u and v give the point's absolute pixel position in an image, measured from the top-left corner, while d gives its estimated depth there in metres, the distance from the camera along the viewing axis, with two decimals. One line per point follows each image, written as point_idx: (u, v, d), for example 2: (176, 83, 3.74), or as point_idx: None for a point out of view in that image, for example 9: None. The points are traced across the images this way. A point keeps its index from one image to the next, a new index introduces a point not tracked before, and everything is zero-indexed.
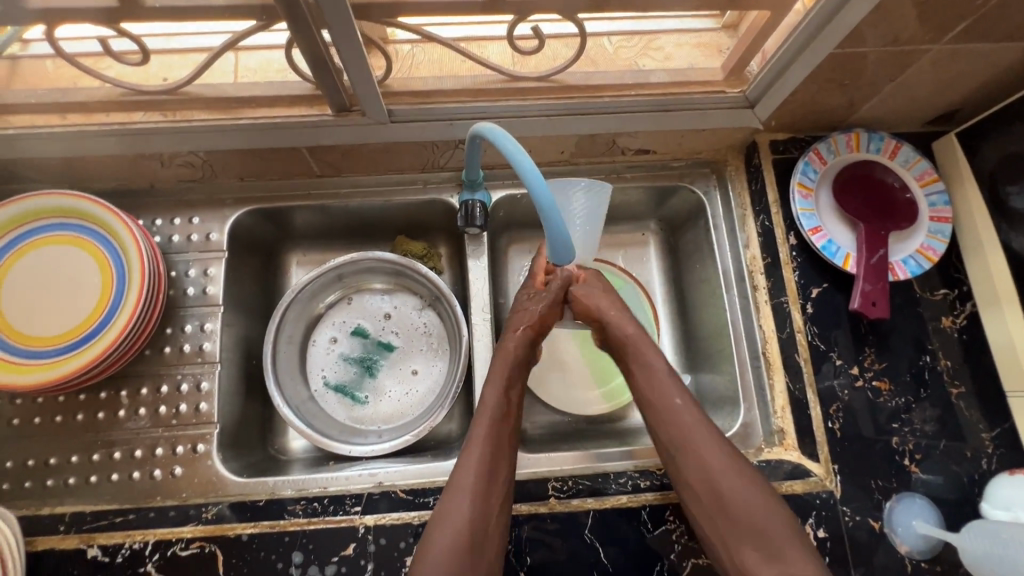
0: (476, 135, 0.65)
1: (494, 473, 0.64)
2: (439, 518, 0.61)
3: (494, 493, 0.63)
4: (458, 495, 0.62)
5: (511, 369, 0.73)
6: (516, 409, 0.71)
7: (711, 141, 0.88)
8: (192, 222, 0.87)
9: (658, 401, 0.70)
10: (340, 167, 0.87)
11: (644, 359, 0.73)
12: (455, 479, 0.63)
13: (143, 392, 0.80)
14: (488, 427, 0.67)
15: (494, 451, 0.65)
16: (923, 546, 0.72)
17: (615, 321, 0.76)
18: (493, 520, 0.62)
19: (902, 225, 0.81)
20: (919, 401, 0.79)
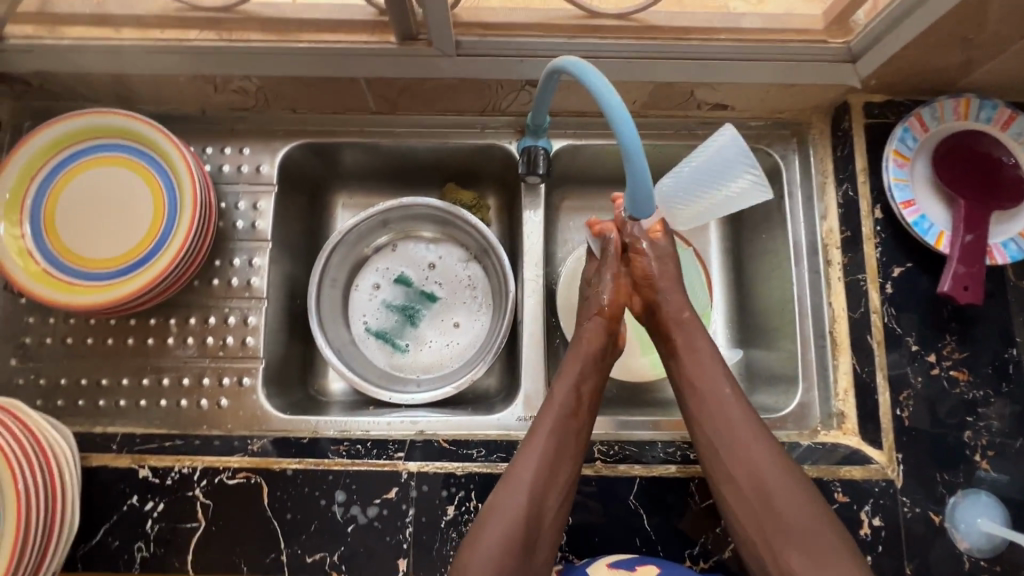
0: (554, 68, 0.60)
1: (556, 468, 0.62)
2: (495, 510, 0.59)
3: (553, 486, 0.61)
4: (515, 487, 0.60)
5: (587, 360, 0.68)
6: (591, 403, 0.67)
7: (798, 99, 0.81)
8: (243, 152, 0.85)
9: (701, 390, 0.66)
10: (396, 103, 0.83)
11: (692, 344, 0.68)
12: (514, 470, 0.61)
13: (192, 322, 0.80)
14: (555, 422, 0.64)
15: (558, 445, 0.63)
16: (984, 544, 0.69)
17: (666, 295, 0.69)
18: (550, 515, 0.61)
19: (1009, 204, 0.73)
20: (999, 396, 0.73)
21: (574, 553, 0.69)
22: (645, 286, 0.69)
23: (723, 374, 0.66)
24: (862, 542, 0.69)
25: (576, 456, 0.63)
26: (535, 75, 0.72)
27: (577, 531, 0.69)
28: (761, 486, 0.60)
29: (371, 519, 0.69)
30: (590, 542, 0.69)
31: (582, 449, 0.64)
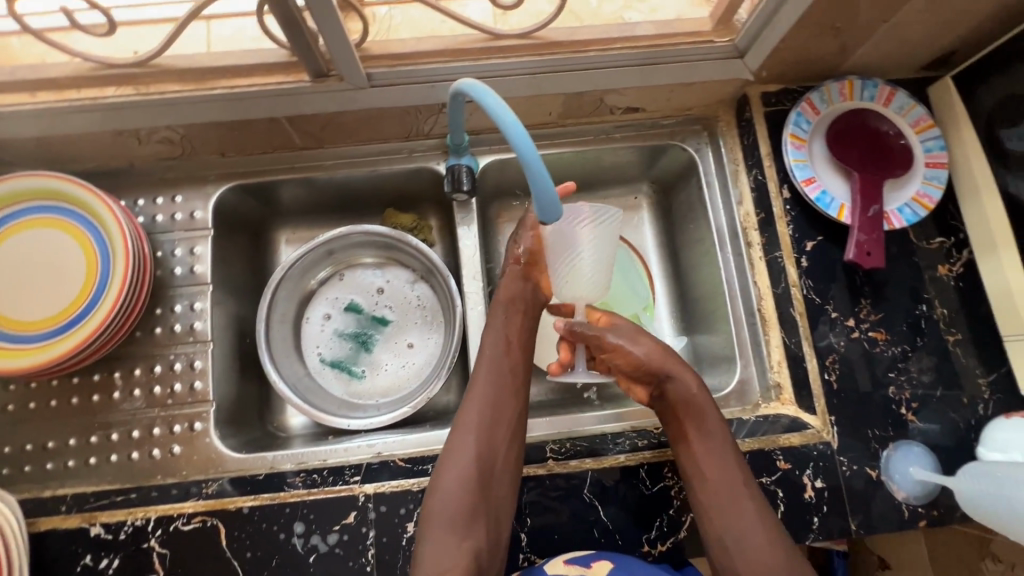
0: (456, 89, 0.62)
1: (499, 405, 0.72)
2: (450, 454, 0.68)
3: (500, 424, 0.71)
4: (465, 430, 0.69)
5: (508, 308, 0.78)
6: (523, 345, 0.78)
7: (702, 96, 0.86)
8: (175, 201, 0.86)
9: (714, 480, 0.68)
10: (322, 137, 0.85)
11: (707, 433, 0.70)
12: (463, 415, 0.71)
13: (137, 373, 0.80)
14: (490, 365, 0.74)
15: (496, 385, 0.73)
16: (919, 492, 0.73)
17: (679, 382, 0.73)
18: (503, 450, 0.70)
19: (898, 172, 0.79)
20: (916, 350, 0.78)
21: (536, 553, 0.71)
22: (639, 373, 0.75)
23: (721, 424, 0.71)
24: (807, 505, 0.73)
25: (515, 393, 0.73)
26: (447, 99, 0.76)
27: (537, 531, 0.71)
28: (764, 564, 0.63)
29: (333, 546, 0.70)
30: (551, 541, 0.71)
31: (522, 385, 0.75)
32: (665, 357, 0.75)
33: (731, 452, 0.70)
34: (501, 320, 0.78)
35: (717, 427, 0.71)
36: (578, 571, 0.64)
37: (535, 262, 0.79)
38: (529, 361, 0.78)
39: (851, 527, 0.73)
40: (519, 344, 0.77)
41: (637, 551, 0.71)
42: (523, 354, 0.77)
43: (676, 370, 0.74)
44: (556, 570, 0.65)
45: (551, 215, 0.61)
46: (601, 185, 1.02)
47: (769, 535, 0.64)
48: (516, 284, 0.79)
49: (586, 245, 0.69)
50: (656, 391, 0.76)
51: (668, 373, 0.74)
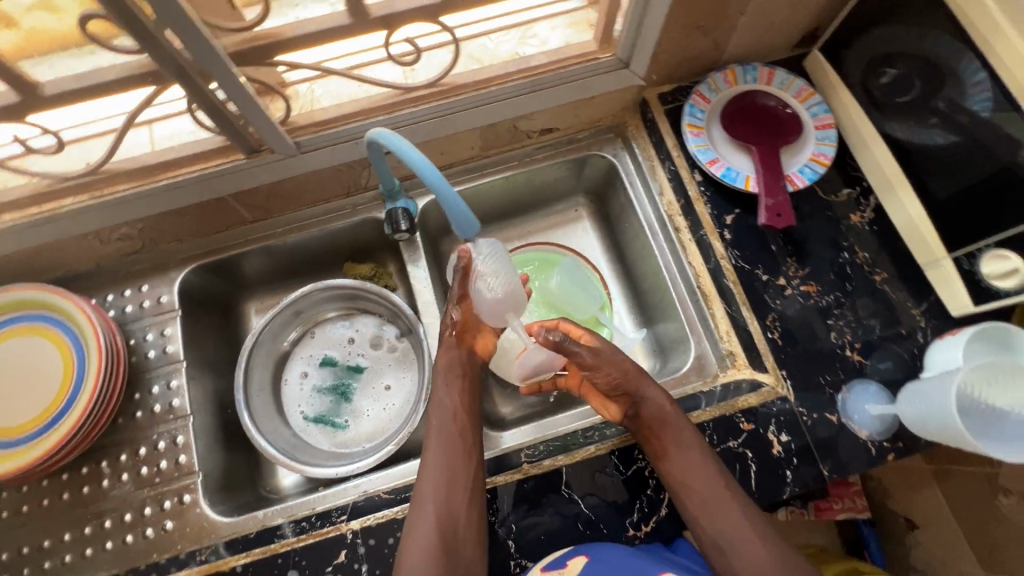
0: (369, 142, 0.71)
1: (452, 472, 0.73)
2: (412, 530, 0.70)
3: (456, 493, 0.72)
4: (422, 505, 0.71)
5: (448, 375, 0.81)
6: (468, 412, 0.79)
7: (605, 107, 0.95)
8: (142, 290, 0.92)
9: (693, 480, 0.69)
10: (269, 207, 0.93)
11: (679, 437, 0.72)
12: (419, 492, 0.72)
13: (123, 459, 0.83)
14: (438, 434, 0.76)
15: (446, 452, 0.74)
16: (879, 427, 0.76)
17: (649, 397, 0.75)
18: (464, 514, 0.70)
19: (791, 139, 0.87)
20: (847, 295, 0.83)
21: (526, 557, 0.72)
22: (616, 392, 0.77)
23: (704, 454, 0.71)
24: (778, 460, 0.76)
25: (467, 456, 0.74)
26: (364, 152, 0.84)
27: (524, 535, 0.73)
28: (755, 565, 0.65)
29: None
30: (538, 543, 0.73)
31: (472, 447, 0.76)
32: (636, 376, 0.77)
33: (716, 486, 0.69)
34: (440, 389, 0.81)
35: (690, 435, 0.72)
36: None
37: (468, 329, 0.84)
38: (478, 422, 0.80)
39: (824, 473, 0.75)
40: (464, 409, 0.79)
41: (624, 536, 0.72)
42: (469, 417, 0.79)
43: (648, 389, 0.76)
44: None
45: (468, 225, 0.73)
46: (542, 204, 1.10)
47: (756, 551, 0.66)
48: (454, 351, 0.83)
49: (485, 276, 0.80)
50: (629, 411, 0.76)
51: (642, 391, 0.76)
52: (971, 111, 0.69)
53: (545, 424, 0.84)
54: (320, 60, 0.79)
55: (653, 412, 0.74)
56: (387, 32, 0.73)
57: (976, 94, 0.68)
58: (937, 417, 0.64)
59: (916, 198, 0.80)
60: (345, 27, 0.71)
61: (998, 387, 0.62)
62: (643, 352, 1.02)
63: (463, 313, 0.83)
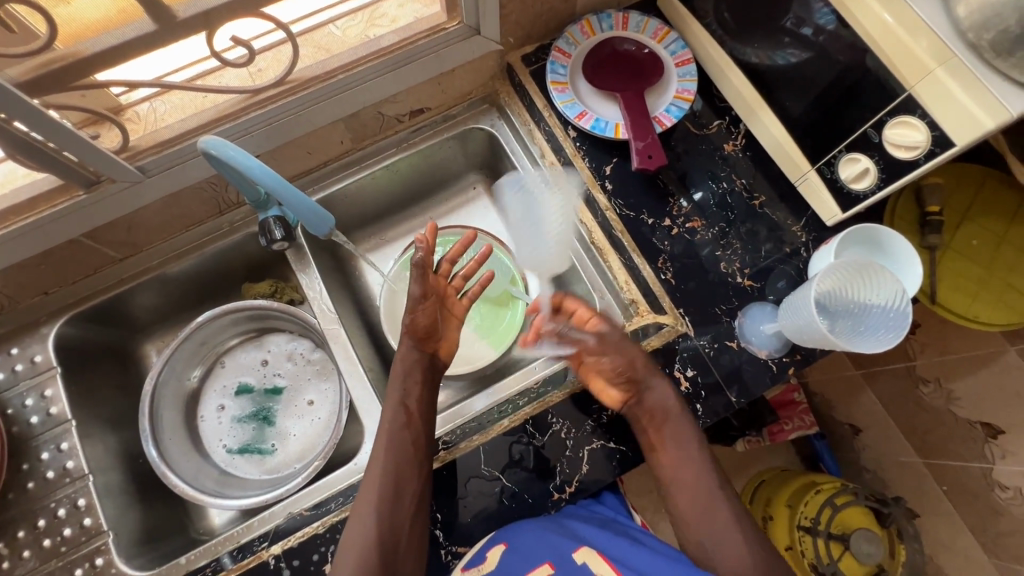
0: (202, 154, 0.67)
1: (399, 481, 0.68)
2: (352, 533, 0.65)
3: (402, 501, 0.68)
4: (367, 509, 0.66)
5: (407, 380, 0.77)
6: (426, 420, 0.74)
7: (471, 78, 0.92)
8: (12, 353, 0.85)
9: (682, 471, 0.71)
10: (136, 240, 0.87)
11: (676, 434, 0.71)
12: (363, 495, 0.68)
13: (21, 535, 0.77)
14: (392, 437, 0.71)
15: (395, 459, 0.69)
16: (776, 344, 0.78)
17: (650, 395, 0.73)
18: (405, 526, 0.66)
19: (653, 80, 0.87)
20: (730, 224, 0.84)
21: (456, 543, 0.71)
22: (622, 379, 0.74)
23: (699, 448, 0.71)
24: (686, 397, 0.77)
25: (419, 465, 0.70)
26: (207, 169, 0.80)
27: (451, 523, 0.72)
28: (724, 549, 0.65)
29: None
30: (466, 527, 0.72)
31: (425, 455, 0.71)
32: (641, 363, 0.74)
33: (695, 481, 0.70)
34: (397, 393, 0.76)
35: (688, 430, 0.71)
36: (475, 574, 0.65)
37: (431, 331, 0.81)
38: (432, 427, 0.75)
39: (732, 400, 0.76)
40: (419, 416, 0.74)
41: (548, 504, 0.72)
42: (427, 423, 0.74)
43: (655, 379, 0.73)
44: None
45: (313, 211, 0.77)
46: (437, 187, 1.08)
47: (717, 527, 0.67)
48: (413, 353, 0.79)
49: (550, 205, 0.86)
50: (632, 399, 0.73)
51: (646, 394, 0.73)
52: (820, 27, 0.68)
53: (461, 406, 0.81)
54: (160, 75, 0.72)
55: (659, 403, 0.72)
56: (206, 34, 0.68)
57: (819, 8, 0.67)
58: (806, 322, 0.66)
59: (777, 120, 0.80)
60: (152, 37, 0.65)
61: (860, 282, 0.64)
62: None
63: (428, 314, 0.80)
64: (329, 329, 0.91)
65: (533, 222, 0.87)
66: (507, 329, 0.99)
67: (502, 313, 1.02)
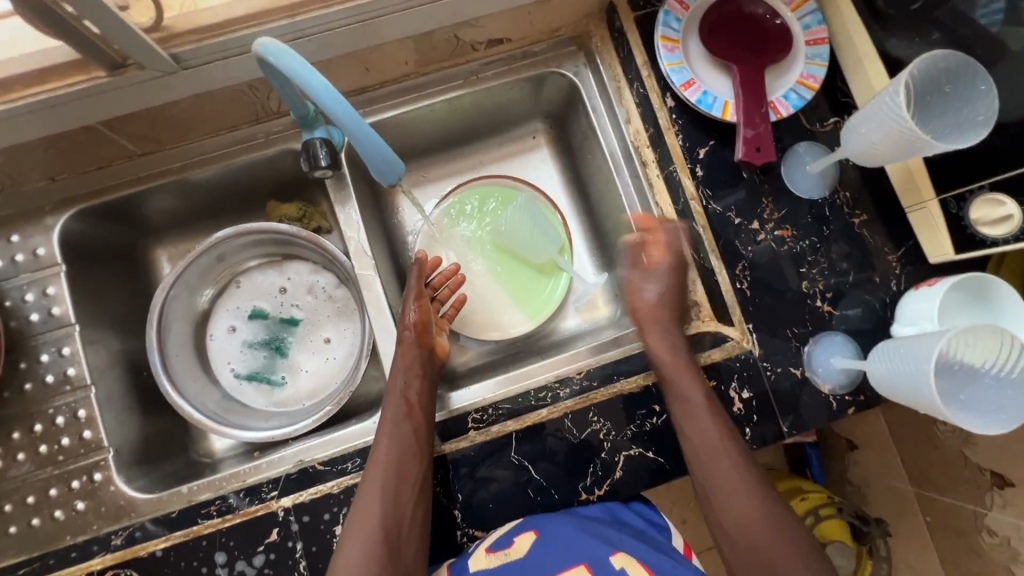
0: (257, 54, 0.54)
1: (402, 469, 0.64)
2: (353, 522, 0.61)
3: (405, 488, 0.64)
4: (368, 496, 0.63)
5: (408, 369, 0.72)
6: (426, 407, 0.70)
7: (564, 11, 0.79)
8: (13, 241, 0.76)
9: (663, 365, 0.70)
10: (158, 137, 0.76)
11: (655, 331, 0.73)
12: (365, 482, 0.64)
13: (16, 437, 0.73)
14: (393, 422, 0.67)
15: (398, 447, 0.65)
16: (843, 380, 0.72)
17: (648, 286, 0.76)
18: (409, 515, 0.63)
19: (777, 57, 0.75)
20: (823, 240, 0.76)
21: (473, 526, 0.69)
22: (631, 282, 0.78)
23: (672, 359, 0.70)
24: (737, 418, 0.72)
25: (421, 453, 0.66)
26: (248, 71, 0.68)
27: (471, 504, 0.69)
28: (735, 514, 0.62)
29: (261, 568, 0.65)
30: (486, 511, 0.69)
31: (427, 445, 0.67)
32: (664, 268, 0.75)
33: (682, 360, 0.69)
34: (397, 382, 0.71)
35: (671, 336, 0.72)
36: (500, 559, 0.61)
37: (426, 327, 0.76)
38: (433, 418, 0.70)
39: (783, 429, 0.72)
40: (420, 406, 0.69)
41: (577, 501, 0.69)
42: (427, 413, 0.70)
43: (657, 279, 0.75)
44: (478, 564, 0.62)
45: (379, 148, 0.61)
46: (491, 129, 0.96)
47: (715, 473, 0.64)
48: (413, 347, 0.74)
49: (876, 128, 0.63)
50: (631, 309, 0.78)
51: (641, 285, 0.76)
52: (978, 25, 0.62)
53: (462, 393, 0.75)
54: None
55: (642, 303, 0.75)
56: None
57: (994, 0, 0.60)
58: (909, 378, 0.59)
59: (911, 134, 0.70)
60: None
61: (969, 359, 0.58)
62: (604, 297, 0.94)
63: (420, 311, 0.77)
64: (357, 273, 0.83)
65: (870, 135, 0.64)
66: (548, 301, 0.93)
67: (542, 283, 0.94)
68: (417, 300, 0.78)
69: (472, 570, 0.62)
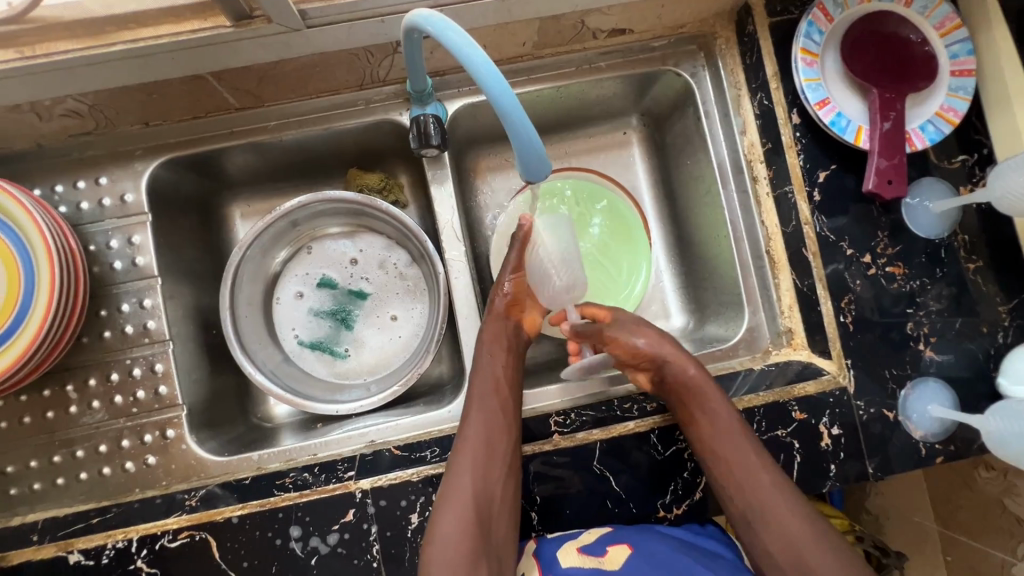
0: (424, 23, 0.49)
1: (491, 445, 0.65)
2: (445, 496, 0.63)
3: (494, 464, 0.64)
4: (459, 471, 0.64)
5: (493, 346, 0.72)
6: (512, 382, 0.71)
7: (695, 8, 0.75)
8: (100, 183, 0.74)
9: (721, 452, 0.65)
10: (260, 92, 0.73)
11: (706, 407, 0.66)
12: (454, 458, 0.65)
13: (92, 383, 0.72)
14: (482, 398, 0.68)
15: (486, 421, 0.67)
16: (937, 429, 0.70)
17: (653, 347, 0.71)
18: (499, 489, 0.64)
19: (920, 85, 0.71)
20: (934, 281, 0.73)
21: (548, 529, 0.68)
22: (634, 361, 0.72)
23: (743, 438, 0.65)
24: (823, 453, 0.70)
25: (509, 427, 0.67)
26: (370, 36, 0.64)
27: (547, 507, 0.68)
28: None
29: (334, 546, 0.65)
30: (562, 516, 0.68)
31: (515, 420, 0.68)
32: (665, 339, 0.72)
33: (739, 435, 0.65)
34: (484, 356, 0.72)
35: (724, 410, 0.66)
36: (593, 562, 0.61)
37: (518, 302, 0.75)
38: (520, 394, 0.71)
39: (869, 471, 0.70)
40: (507, 382, 0.70)
41: (653, 518, 0.68)
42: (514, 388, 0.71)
43: (671, 354, 0.70)
44: (569, 560, 0.62)
45: (527, 139, 0.48)
46: (585, 120, 0.90)
47: (806, 552, 0.59)
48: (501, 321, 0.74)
49: None
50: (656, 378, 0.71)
51: (649, 343, 0.71)
52: None
53: (531, 394, 0.76)
54: None
55: (671, 376, 0.69)
56: None
57: None
58: None
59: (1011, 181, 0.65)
60: None
61: None
62: (680, 311, 0.91)
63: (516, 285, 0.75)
64: (433, 257, 0.80)
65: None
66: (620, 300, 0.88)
67: (620, 280, 0.88)
68: (515, 272, 0.75)
69: (563, 565, 0.61)
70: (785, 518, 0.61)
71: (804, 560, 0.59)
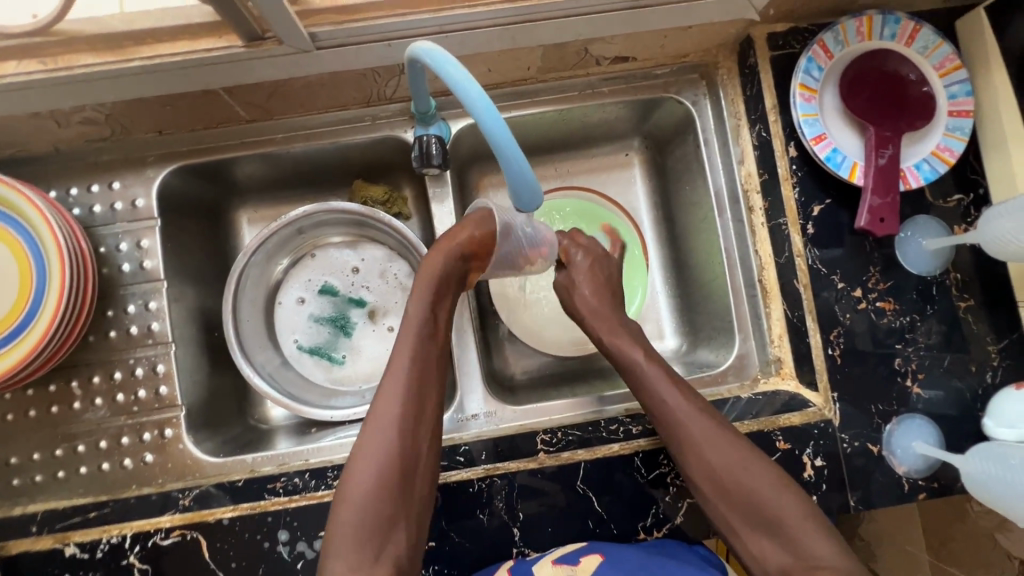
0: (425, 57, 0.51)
1: (418, 394, 0.64)
2: (361, 452, 0.61)
3: (420, 421, 0.63)
4: (382, 429, 0.61)
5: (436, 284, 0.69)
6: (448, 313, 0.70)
7: (697, 40, 0.76)
8: (113, 187, 0.77)
9: (644, 393, 0.70)
10: (269, 106, 0.75)
11: (631, 351, 0.73)
12: (377, 414, 0.62)
13: (96, 381, 0.75)
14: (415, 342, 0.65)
15: (418, 367, 0.64)
16: (921, 465, 0.71)
17: (580, 290, 0.79)
18: (423, 448, 0.63)
19: (916, 124, 0.71)
20: (925, 318, 0.73)
21: (529, 546, 0.69)
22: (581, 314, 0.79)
23: (669, 381, 0.69)
24: (806, 484, 0.70)
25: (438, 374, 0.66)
26: (376, 57, 0.66)
27: (529, 525, 0.69)
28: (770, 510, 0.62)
29: (320, 552, 0.67)
30: (544, 534, 0.69)
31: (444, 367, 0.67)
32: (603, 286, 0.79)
33: (669, 380, 0.69)
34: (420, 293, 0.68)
35: (643, 359, 0.72)
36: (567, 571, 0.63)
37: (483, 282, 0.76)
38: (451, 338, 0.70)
39: (850, 503, 0.71)
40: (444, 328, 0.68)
41: (634, 539, 0.69)
42: (435, 395, 0.66)
43: (597, 311, 0.77)
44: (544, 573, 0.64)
45: (530, 203, 0.57)
46: (586, 142, 0.92)
47: (729, 476, 0.64)
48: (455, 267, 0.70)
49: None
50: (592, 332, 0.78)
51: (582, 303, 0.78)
52: None
53: (523, 411, 0.78)
54: None
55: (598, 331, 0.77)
56: None
57: None
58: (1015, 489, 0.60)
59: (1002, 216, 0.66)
60: None
61: None
62: (674, 335, 0.91)
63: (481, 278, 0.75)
64: None
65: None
66: None
67: None
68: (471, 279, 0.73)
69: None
70: (707, 448, 0.65)
71: (727, 482, 0.64)
